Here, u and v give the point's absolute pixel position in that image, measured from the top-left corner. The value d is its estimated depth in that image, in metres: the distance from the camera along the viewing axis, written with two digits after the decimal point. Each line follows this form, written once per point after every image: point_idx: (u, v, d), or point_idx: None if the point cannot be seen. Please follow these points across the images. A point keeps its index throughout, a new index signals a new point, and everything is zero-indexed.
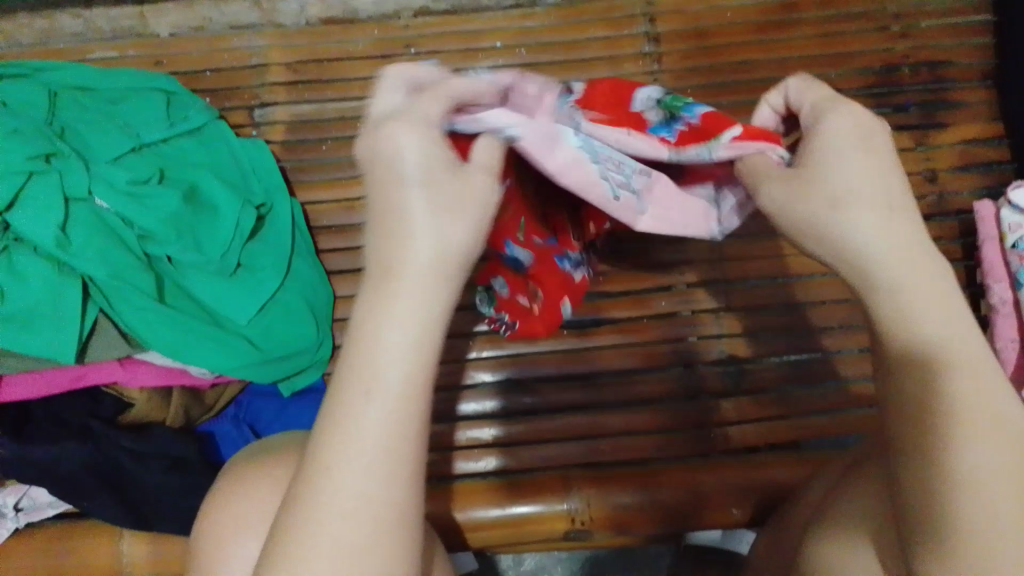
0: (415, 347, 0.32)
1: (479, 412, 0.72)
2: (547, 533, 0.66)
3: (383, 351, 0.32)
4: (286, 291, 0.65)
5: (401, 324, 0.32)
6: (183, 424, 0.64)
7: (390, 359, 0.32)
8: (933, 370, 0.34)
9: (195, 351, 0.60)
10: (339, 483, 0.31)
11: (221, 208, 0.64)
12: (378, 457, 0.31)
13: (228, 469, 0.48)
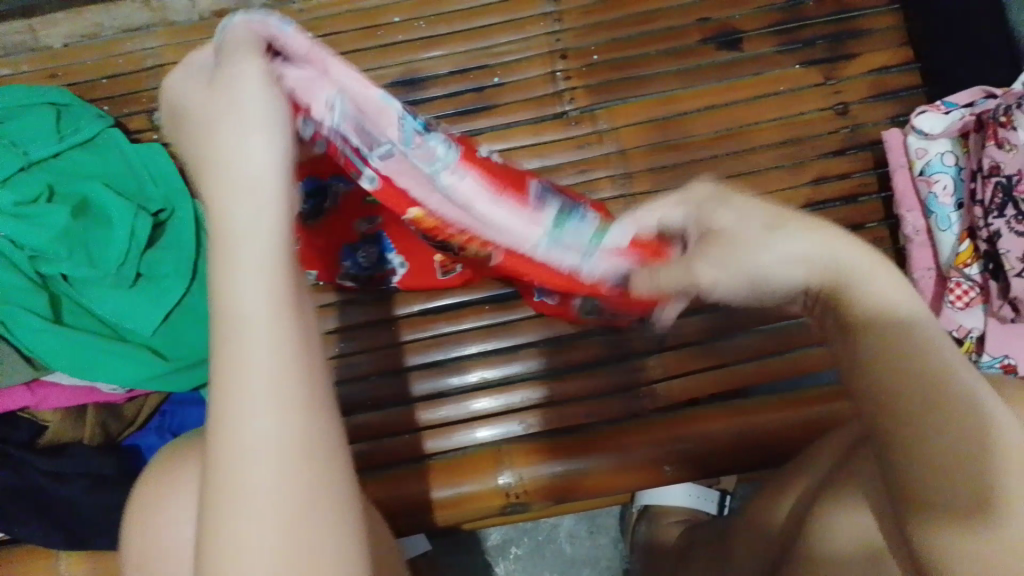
0: (266, 276, 0.26)
1: (438, 390, 0.71)
2: (485, 509, 0.65)
3: (241, 280, 0.26)
4: (192, 298, 0.65)
5: (256, 255, 0.26)
6: (104, 441, 0.63)
7: (250, 288, 0.26)
8: (900, 342, 0.28)
9: (102, 368, 0.60)
10: (247, 478, 0.24)
11: (114, 219, 0.63)
12: (282, 399, 0.25)
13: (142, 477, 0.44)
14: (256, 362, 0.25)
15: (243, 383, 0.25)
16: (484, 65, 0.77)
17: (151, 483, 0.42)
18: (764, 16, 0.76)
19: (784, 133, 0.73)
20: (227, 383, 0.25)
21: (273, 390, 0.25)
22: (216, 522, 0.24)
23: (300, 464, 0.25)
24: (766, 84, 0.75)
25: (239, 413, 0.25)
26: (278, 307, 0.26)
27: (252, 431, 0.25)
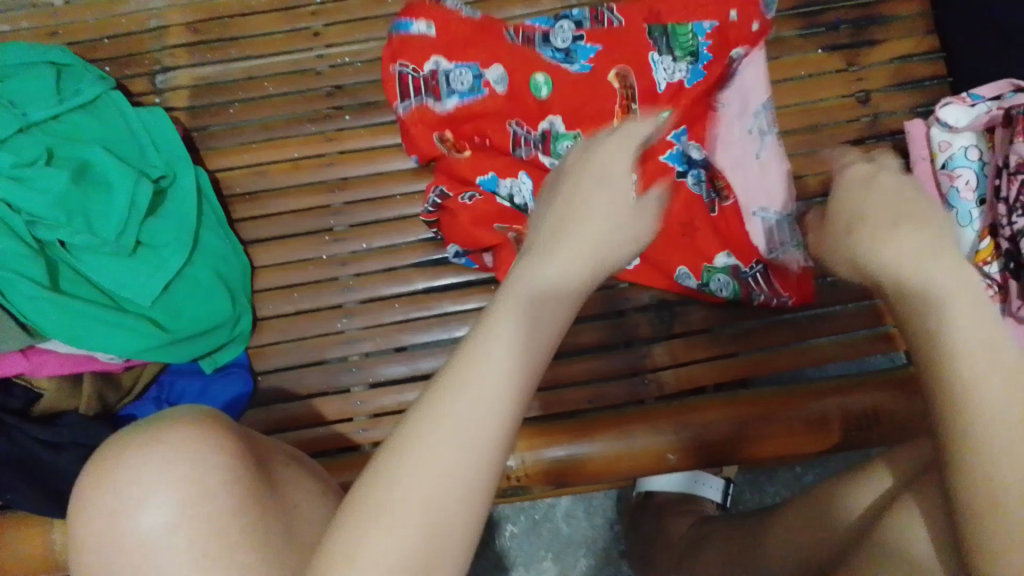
0: (513, 360, 0.32)
1: (410, 373, 0.69)
2: None
3: (487, 353, 0.32)
4: (194, 269, 0.64)
5: (507, 330, 0.32)
6: (99, 411, 0.62)
7: (490, 360, 0.31)
8: (951, 356, 0.33)
9: (103, 337, 0.59)
10: (414, 465, 0.30)
11: (114, 185, 0.61)
12: (463, 461, 0.30)
13: (111, 443, 0.45)
14: (489, 393, 0.31)
15: (466, 397, 0.31)
16: None
17: (132, 453, 0.44)
18: None
19: (802, 119, 0.71)
20: (460, 389, 0.31)
21: (492, 422, 0.31)
22: (397, 485, 0.30)
23: (464, 489, 0.30)
24: (785, 68, 0.73)
25: (454, 418, 0.30)
26: (522, 357, 0.32)
27: (450, 443, 0.30)
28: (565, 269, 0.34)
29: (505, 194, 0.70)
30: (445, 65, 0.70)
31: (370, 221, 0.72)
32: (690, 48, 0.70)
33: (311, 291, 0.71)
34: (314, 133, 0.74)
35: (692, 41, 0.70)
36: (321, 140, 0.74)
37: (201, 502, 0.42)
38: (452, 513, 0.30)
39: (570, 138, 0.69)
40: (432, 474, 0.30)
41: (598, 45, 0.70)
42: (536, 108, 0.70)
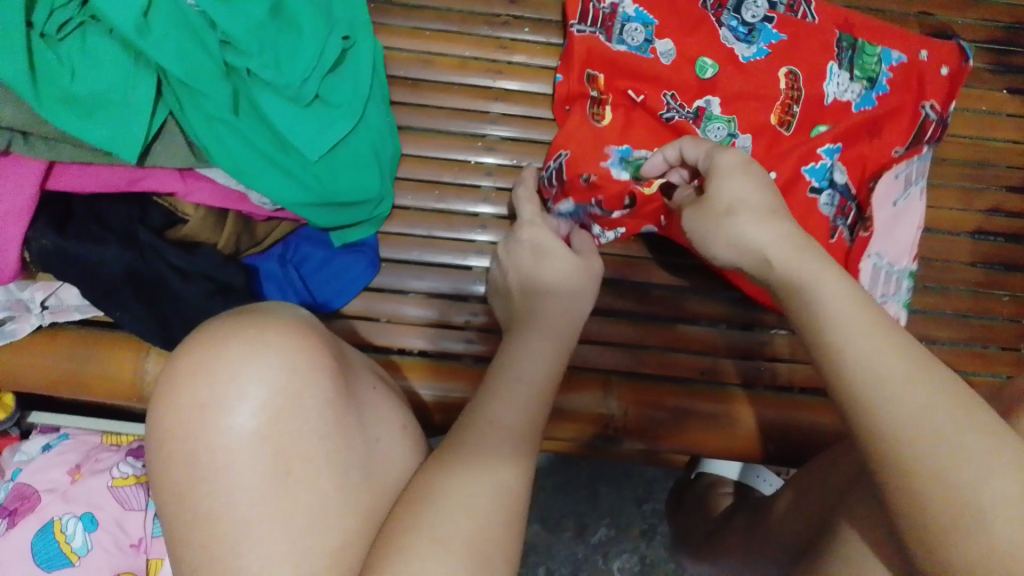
0: (533, 382, 0.48)
1: (487, 295, 0.67)
2: (578, 431, 0.66)
3: (519, 362, 0.49)
4: (357, 138, 0.62)
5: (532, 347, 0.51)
6: (233, 252, 0.61)
7: (525, 370, 0.49)
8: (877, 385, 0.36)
9: (265, 181, 0.58)
10: (473, 484, 0.41)
11: (306, 32, 0.59)
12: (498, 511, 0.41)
13: (203, 342, 0.41)
14: (509, 411, 0.46)
15: (491, 422, 0.45)
16: None
17: (224, 365, 0.40)
18: (981, 29, 0.73)
19: (969, 153, 0.71)
20: (482, 435, 0.44)
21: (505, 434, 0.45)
22: (442, 520, 0.39)
23: (501, 497, 0.41)
24: (968, 98, 0.72)
25: (501, 451, 0.44)
26: (529, 401, 0.47)
27: (494, 444, 0.44)
28: (536, 355, 0.50)
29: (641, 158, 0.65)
30: (628, 6, 0.69)
31: (527, 138, 0.71)
32: (870, 73, 0.68)
33: (451, 192, 0.69)
34: (488, 37, 0.72)
35: (874, 66, 0.68)
36: (493, 46, 0.72)
37: (287, 422, 0.40)
38: (500, 500, 0.41)
39: (724, 122, 0.67)
40: (487, 475, 0.42)
41: (784, 35, 0.68)
42: (697, 85, 0.67)
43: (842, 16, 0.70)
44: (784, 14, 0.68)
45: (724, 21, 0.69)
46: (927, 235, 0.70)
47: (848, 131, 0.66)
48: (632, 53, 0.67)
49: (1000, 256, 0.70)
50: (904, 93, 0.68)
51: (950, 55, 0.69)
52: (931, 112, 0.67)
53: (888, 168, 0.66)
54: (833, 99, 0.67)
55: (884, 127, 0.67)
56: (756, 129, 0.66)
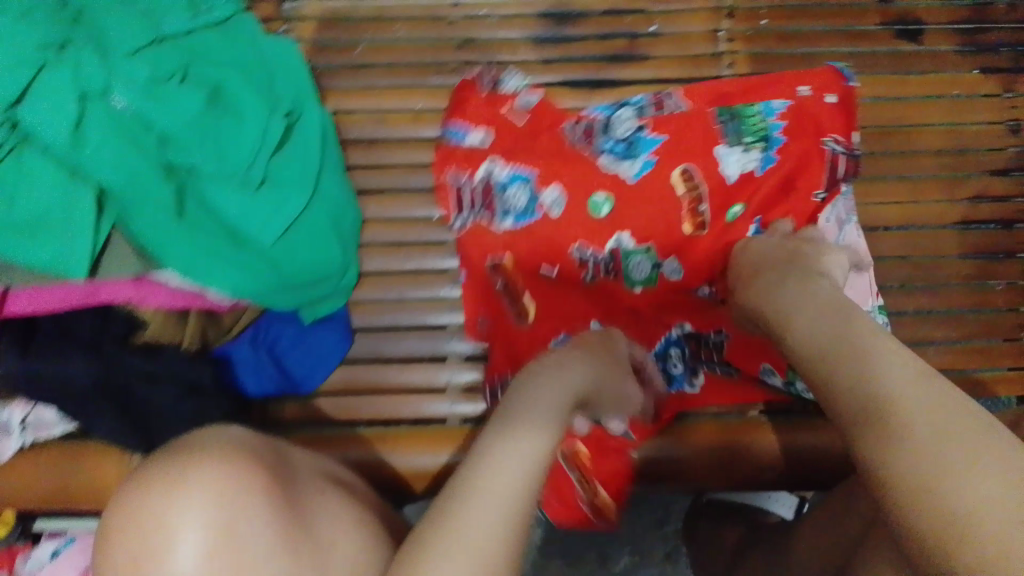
0: (502, 493, 0.38)
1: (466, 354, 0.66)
2: (556, 504, 0.64)
3: (491, 473, 0.39)
4: (313, 213, 0.61)
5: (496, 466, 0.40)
6: (199, 346, 0.60)
7: (497, 477, 0.39)
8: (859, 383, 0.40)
9: (221, 275, 0.55)
10: None
11: (247, 114, 0.58)
12: None
13: (141, 473, 0.39)
14: (491, 505, 0.37)
15: (473, 512, 0.37)
16: (641, 10, 0.70)
17: (160, 493, 0.37)
18: (945, 11, 0.70)
19: (946, 141, 0.69)
20: (454, 521, 0.36)
21: (491, 522, 0.36)
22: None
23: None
24: (937, 84, 0.69)
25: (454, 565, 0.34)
26: (517, 483, 0.39)
27: (471, 533, 0.36)
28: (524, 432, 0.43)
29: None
30: (500, 170, 0.66)
31: None
32: (760, 132, 0.66)
33: (419, 250, 0.68)
34: (440, 86, 0.70)
35: (762, 123, 0.66)
36: (446, 95, 0.70)
37: (230, 541, 0.37)
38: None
39: (642, 254, 0.65)
40: (461, 567, 0.34)
41: (664, 135, 0.66)
42: (598, 226, 0.65)
43: (709, 92, 0.67)
44: (655, 118, 0.66)
45: (601, 146, 0.67)
46: (911, 233, 0.67)
47: (760, 196, 0.65)
48: (521, 222, 0.66)
49: (988, 245, 0.68)
50: (806, 139, 0.65)
51: (832, 81, 0.67)
52: (836, 145, 0.66)
53: (816, 218, 0.65)
54: (733, 177, 0.65)
55: (797, 178, 0.65)
56: (673, 243, 0.65)
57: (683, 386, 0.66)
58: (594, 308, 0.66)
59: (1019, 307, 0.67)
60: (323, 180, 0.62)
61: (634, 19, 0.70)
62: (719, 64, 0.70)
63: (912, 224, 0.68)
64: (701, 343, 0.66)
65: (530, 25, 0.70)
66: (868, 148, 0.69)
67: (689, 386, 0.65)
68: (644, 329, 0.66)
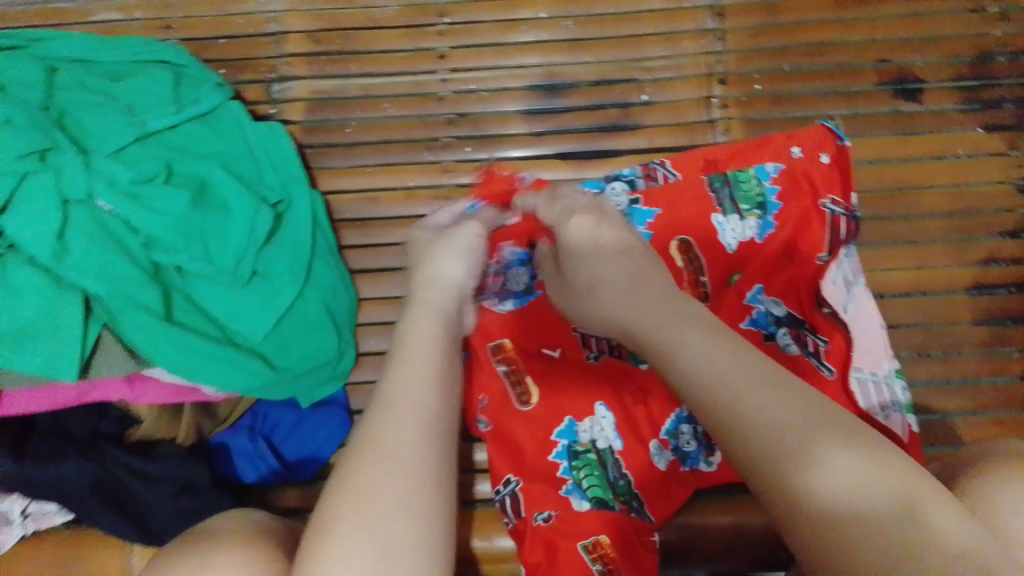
0: (431, 353, 0.41)
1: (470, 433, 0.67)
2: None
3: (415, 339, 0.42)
4: (304, 302, 0.61)
5: (420, 337, 0.42)
6: (195, 440, 0.60)
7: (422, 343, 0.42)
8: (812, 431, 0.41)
9: (212, 374, 0.55)
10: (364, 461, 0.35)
11: (234, 208, 0.58)
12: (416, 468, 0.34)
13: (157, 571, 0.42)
14: (418, 381, 0.38)
15: (405, 395, 0.38)
16: (631, 79, 0.70)
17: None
18: (944, 68, 0.69)
19: (953, 202, 0.66)
20: (394, 407, 0.37)
21: (426, 404, 0.37)
22: (359, 517, 0.32)
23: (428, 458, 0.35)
24: (939, 144, 0.67)
25: (374, 458, 0.34)
26: (439, 371, 0.40)
27: (416, 410, 0.37)
28: (438, 326, 0.44)
29: (585, 441, 0.63)
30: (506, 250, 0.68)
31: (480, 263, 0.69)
32: (756, 199, 0.65)
33: None
34: (431, 162, 0.70)
35: (757, 189, 0.65)
36: (437, 171, 0.70)
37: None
38: (431, 456, 0.35)
39: None
40: (399, 402, 0.37)
41: (657, 208, 0.65)
42: None
43: (702, 160, 0.66)
44: (647, 189, 0.66)
45: None
46: (919, 299, 0.65)
47: (763, 269, 0.64)
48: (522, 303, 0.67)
49: (1003, 310, 0.65)
50: (800, 200, 0.64)
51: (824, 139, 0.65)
52: (836, 206, 0.63)
53: (822, 282, 0.62)
54: (733, 242, 0.64)
55: (798, 242, 0.64)
56: None
57: (699, 465, 0.63)
58: (600, 388, 0.64)
59: None
60: (314, 268, 0.63)
61: (624, 88, 0.70)
62: (714, 129, 0.70)
63: (922, 291, 0.65)
64: None
65: (520, 98, 0.70)
66: (870, 212, 0.67)
67: (705, 463, 0.62)
68: (656, 417, 0.63)
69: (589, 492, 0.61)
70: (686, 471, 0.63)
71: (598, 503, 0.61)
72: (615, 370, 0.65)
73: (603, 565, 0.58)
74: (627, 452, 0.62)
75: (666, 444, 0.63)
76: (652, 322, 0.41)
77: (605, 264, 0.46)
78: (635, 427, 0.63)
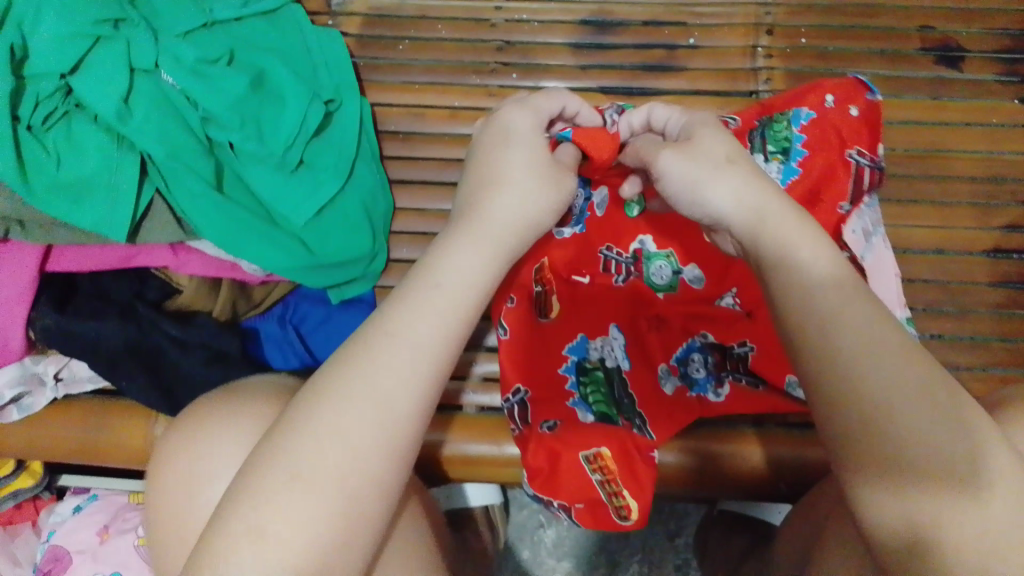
0: (439, 312, 0.41)
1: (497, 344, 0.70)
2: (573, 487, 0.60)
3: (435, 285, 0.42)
4: (346, 197, 0.63)
5: (437, 284, 0.42)
6: (230, 317, 0.62)
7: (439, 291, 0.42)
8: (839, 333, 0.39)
9: (252, 248, 0.58)
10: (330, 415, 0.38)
11: (288, 100, 0.60)
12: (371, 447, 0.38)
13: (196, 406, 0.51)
14: (412, 324, 0.40)
15: (391, 337, 0.40)
16: (680, 23, 0.71)
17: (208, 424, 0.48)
18: (988, 39, 0.70)
19: (982, 168, 0.68)
20: (375, 349, 0.39)
21: (411, 352, 0.40)
22: (299, 453, 0.37)
23: (391, 412, 0.38)
24: (975, 112, 0.69)
25: (351, 412, 0.38)
26: (439, 316, 0.41)
27: (395, 361, 0.39)
28: (469, 260, 0.43)
29: (595, 359, 0.66)
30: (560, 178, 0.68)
31: None
32: (783, 144, 0.65)
33: None
34: (478, 85, 0.71)
35: (785, 135, 0.65)
36: (482, 94, 0.71)
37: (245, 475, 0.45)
38: (393, 410, 0.38)
39: (664, 258, 0.68)
40: (383, 365, 0.39)
41: None
42: (628, 229, 0.69)
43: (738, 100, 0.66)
44: None
45: None
46: (940, 257, 0.67)
47: None
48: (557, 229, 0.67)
49: (1020, 274, 0.67)
50: (828, 150, 0.64)
51: (854, 92, 0.65)
52: (862, 158, 0.64)
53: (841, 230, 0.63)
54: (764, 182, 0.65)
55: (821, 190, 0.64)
56: (697, 258, 0.68)
57: (707, 394, 0.64)
58: (619, 312, 0.67)
59: None
60: (359, 167, 0.64)
61: (672, 31, 0.71)
62: (756, 78, 0.70)
63: (939, 249, 0.68)
64: (727, 354, 0.65)
65: (571, 33, 0.71)
66: (902, 171, 0.69)
67: (713, 394, 0.64)
68: (669, 345, 0.66)
69: (595, 406, 0.63)
70: (693, 399, 0.64)
71: (601, 416, 0.62)
72: (638, 297, 0.68)
73: (603, 476, 0.60)
74: (635, 372, 0.65)
75: (675, 370, 0.66)
76: (786, 236, 0.41)
77: (712, 173, 0.44)
78: (646, 350, 0.66)
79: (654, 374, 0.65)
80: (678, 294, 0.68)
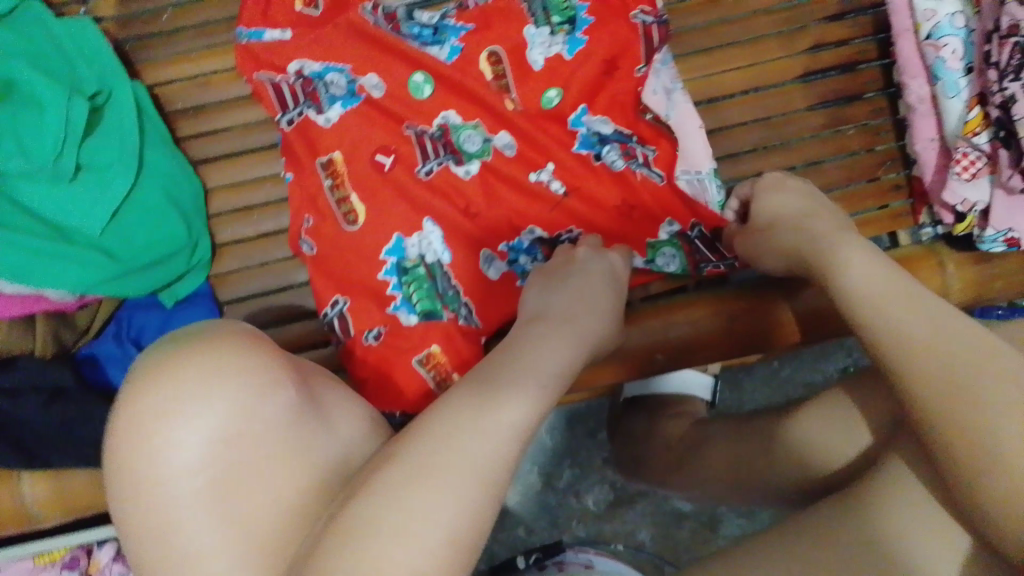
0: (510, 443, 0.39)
1: None
2: (405, 388, 0.60)
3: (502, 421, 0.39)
4: (141, 191, 0.59)
5: (518, 394, 0.41)
6: (56, 352, 0.59)
7: (503, 442, 0.39)
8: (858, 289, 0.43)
9: (50, 271, 0.55)
10: (414, 487, 0.36)
11: (45, 103, 0.56)
12: (446, 526, 0.35)
13: (156, 357, 0.42)
14: (517, 398, 0.41)
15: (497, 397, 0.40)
16: None
17: (164, 388, 0.40)
18: None
19: None
20: (488, 406, 0.40)
21: (503, 435, 0.39)
22: (375, 524, 0.34)
23: (469, 485, 0.36)
24: None
25: (442, 461, 0.37)
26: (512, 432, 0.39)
27: (489, 428, 0.39)
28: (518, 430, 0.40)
29: (414, 256, 0.62)
30: (310, 64, 0.63)
31: None
32: (566, 13, 0.64)
33: (270, 211, 0.65)
34: None
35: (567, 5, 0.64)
36: None
37: (244, 480, 0.40)
38: (490, 476, 0.37)
39: (471, 129, 0.63)
40: (479, 438, 0.38)
41: (469, 26, 0.63)
42: (420, 109, 0.63)
43: None
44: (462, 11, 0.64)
45: (407, 31, 0.64)
46: (759, 95, 0.68)
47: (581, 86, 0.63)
48: (349, 106, 0.63)
49: (836, 92, 0.68)
50: (610, 19, 0.63)
51: None
52: (646, 17, 0.63)
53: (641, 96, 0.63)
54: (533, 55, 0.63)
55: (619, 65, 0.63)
56: (502, 124, 0.63)
57: None
58: (431, 201, 0.62)
59: (876, 146, 0.68)
60: (150, 156, 0.60)
61: None
62: None
63: (758, 87, 0.68)
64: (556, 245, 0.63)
65: None
66: (704, 19, 0.68)
67: None
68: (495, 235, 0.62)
69: (418, 305, 0.61)
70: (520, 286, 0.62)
71: (424, 315, 0.61)
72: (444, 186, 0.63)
73: (437, 374, 0.60)
74: (456, 263, 0.62)
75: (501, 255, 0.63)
76: (807, 233, 0.48)
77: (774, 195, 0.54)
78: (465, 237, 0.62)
79: (474, 260, 0.62)
80: (492, 161, 0.63)
